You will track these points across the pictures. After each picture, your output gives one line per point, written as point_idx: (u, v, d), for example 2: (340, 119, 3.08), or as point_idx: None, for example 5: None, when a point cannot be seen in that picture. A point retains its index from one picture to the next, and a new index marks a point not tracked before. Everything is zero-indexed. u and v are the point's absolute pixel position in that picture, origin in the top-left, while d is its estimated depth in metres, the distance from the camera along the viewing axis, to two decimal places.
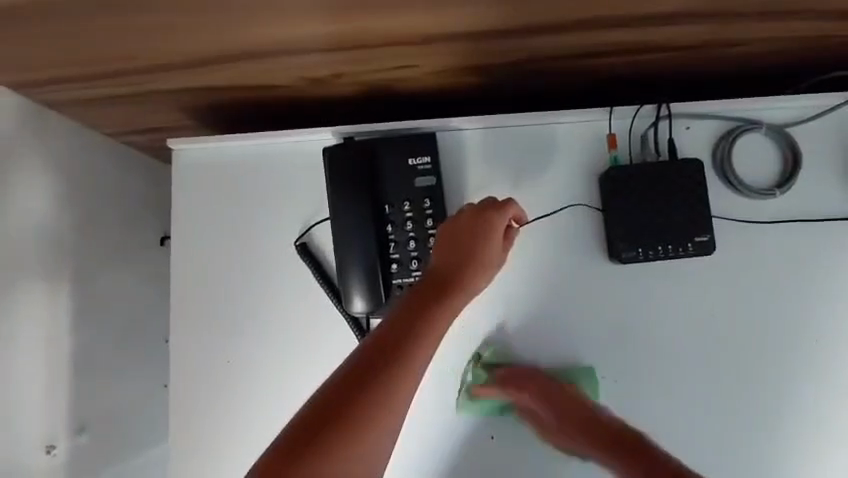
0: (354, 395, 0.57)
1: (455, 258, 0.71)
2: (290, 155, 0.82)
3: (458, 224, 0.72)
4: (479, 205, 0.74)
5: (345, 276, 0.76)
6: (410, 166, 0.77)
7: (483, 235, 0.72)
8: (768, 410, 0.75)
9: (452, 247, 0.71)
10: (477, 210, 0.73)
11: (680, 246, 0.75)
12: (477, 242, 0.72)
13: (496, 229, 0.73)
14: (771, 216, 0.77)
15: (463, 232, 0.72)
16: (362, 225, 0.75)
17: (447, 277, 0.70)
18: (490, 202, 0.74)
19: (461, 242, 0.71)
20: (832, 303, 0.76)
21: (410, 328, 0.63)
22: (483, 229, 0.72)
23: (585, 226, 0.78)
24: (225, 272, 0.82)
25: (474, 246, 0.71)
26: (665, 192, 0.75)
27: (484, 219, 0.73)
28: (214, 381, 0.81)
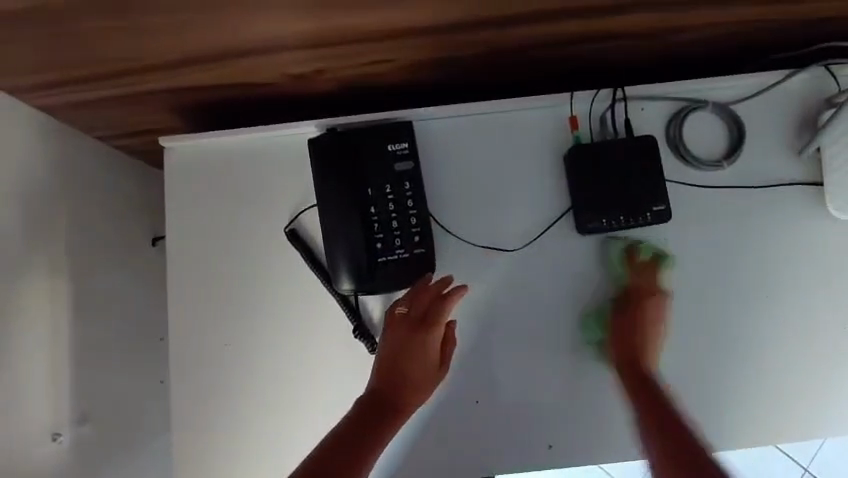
0: None
1: (394, 362, 0.76)
2: (277, 148, 0.87)
3: (397, 328, 0.78)
4: (414, 312, 0.78)
5: (333, 256, 0.81)
6: (389, 151, 0.82)
7: (422, 337, 0.77)
8: (725, 362, 0.83)
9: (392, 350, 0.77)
10: (413, 315, 0.78)
11: (640, 215, 0.81)
12: (417, 347, 0.77)
13: (432, 335, 0.78)
14: (721, 185, 0.85)
15: (402, 336, 0.77)
16: (347, 209, 0.81)
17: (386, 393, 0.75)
18: (429, 295, 0.78)
19: (400, 347, 0.77)
20: (777, 261, 0.84)
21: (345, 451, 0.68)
22: (420, 332, 0.77)
23: (553, 202, 0.85)
24: (219, 260, 0.87)
25: (414, 348, 0.77)
26: (624, 167, 0.82)
27: (418, 325, 0.78)
28: (212, 366, 0.86)
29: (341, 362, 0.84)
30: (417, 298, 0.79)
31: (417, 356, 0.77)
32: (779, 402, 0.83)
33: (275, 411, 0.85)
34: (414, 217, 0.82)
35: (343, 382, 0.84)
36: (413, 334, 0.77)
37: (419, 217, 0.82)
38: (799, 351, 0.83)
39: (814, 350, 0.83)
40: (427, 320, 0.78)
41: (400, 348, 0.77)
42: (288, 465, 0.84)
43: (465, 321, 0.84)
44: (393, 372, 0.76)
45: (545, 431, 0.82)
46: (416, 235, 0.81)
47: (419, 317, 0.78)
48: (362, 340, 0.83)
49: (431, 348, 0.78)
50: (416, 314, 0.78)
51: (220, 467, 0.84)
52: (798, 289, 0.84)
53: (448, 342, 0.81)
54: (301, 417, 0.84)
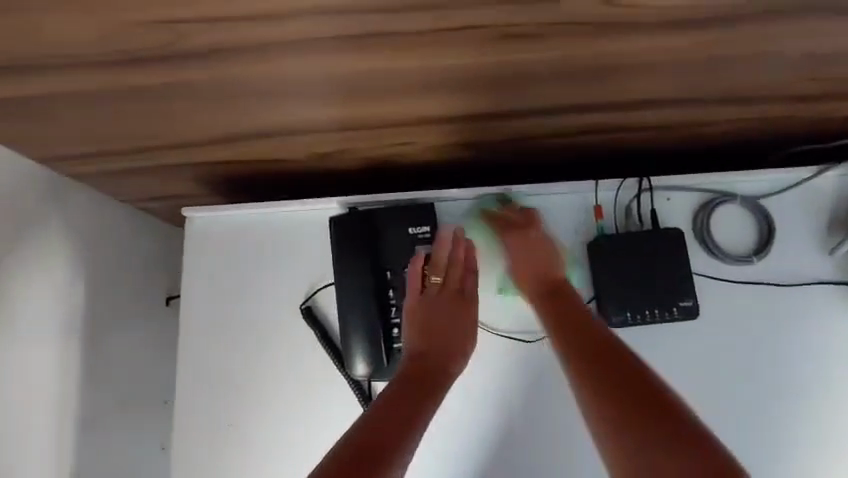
0: None
1: (424, 332, 0.74)
2: (298, 224, 0.87)
3: (430, 294, 0.77)
4: (447, 279, 0.78)
5: (348, 339, 0.79)
6: (410, 234, 0.81)
7: (452, 308, 0.77)
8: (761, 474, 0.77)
9: (422, 324, 0.75)
10: (446, 282, 0.78)
11: (666, 310, 0.79)
12: (451, 315, 0.76)
13: (462, 305, 0.77)
14: (751, 280, 0.82)
15: (435, 302, 0.76)
16: (365, 290, 0.80)
17: (424, 364, 0.72)
18: (457, 263, 0.78)
19: (432, 313, 0.75)
20: (812, 364, 0.80)
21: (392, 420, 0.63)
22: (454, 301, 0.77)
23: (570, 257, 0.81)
24: (230, 332, 0.85)
25: (446, 320, 0.75)
26: (650, 260, 0.80)
27: (449, 296, 0.77)
28: (215, 441, 0.83)
29: None
30: (446, 266, 0.78)
31: (452, 320, 0.76)
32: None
33: None
34: None
35: None
36: (444, 300, 0.76)
37: None
38: (842, 464, 0.77)
39: None
40: (459, 291, 0.77)
41: (430, 315, 0.75)
42: None
43: (481, 416, 0.79)
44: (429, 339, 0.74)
45: None
46: None
47: (453, 287, 0.78)
48: None
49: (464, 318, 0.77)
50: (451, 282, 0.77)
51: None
52: (838, 395, 0.79)
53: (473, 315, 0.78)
54: None
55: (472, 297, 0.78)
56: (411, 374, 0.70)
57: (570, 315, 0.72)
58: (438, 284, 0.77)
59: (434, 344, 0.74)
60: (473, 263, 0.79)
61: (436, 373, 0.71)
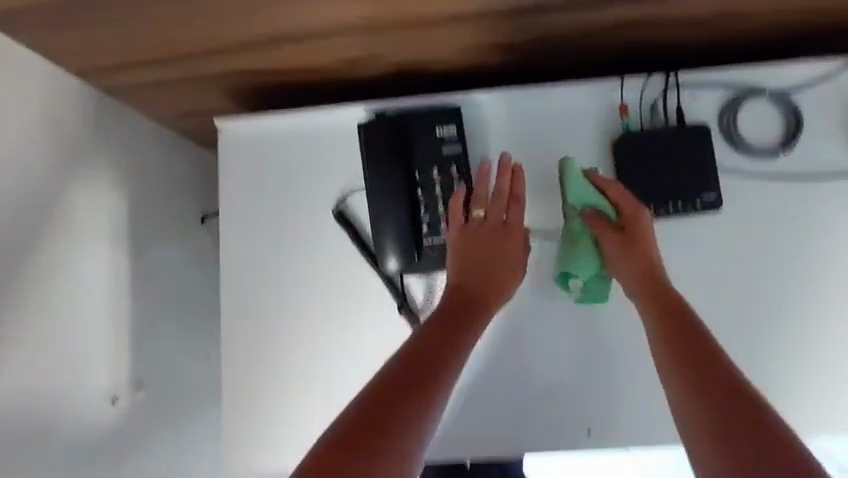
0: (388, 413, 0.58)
1: (467, 263, 0.77)
2: (328, 130, 0.89)
3: (474, 226, 0.79)
4: (489, 212, 0.80)
5: (381, 238, 0.82)
6: (437, 135, 0.83)
7: (496, 241, 0.79)
8: (785, 358, 0.79)
9: (466, 257, 0.77)
10: (488, 215, 0.80)
11: (688, 203, 0.81)
12: (493, 247, 0.78)
13: (504, 237, 0.79)
14: (777, 172, 0.83)
15: (477, 234, 0.79)
16: (395, 190, 0.82)
17: (465, 299, 0.75)
18: (499, 195, 0.81)
19: (474, 245, 0.78)
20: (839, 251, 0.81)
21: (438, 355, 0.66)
22: (496, 234, 0.79)
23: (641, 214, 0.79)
24: (268, 237, 0.89)
25: (489, 252, 0.78)
26: (673, 155, 0.81)
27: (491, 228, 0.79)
28: (259, 339, 0.87)
29: (385, 343, 0.85)
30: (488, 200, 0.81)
31: (493, 252, 0.78)
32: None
33: (319, 387, 0.85)
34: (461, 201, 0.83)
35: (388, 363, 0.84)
36: (486, 231, 0.79)
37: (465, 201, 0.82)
38: None
39: None
40: (501, 224, 0.80)
41: (474, 246, 0.78)
42: None
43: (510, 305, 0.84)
44: (471, 272, 0.77)
45: (586, 414, 0.82)
46: None
47: (497, 219, 0.80)
48: (405, 317, 0.84)
49: (505, 249, 0.79)
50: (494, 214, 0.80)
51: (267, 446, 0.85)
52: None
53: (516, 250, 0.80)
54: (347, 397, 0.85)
55: (517, 229, 0.80)
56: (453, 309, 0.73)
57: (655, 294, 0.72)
58: (482, 217, 0.80)
59: (476, 280, 0.77)
60: (516, 191, 0.81)
61: (476, 308, 0.74)
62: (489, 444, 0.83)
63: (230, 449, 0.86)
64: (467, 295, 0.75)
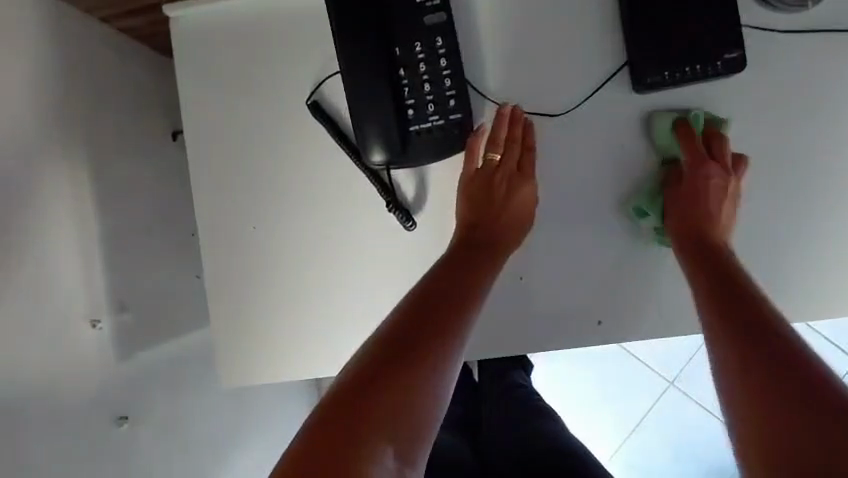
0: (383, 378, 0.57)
1: (473, 212, 0.73)
2: (292, 9, 0.77)
3: (480, 173, 0.73)
4: (498, 160, 0.73)
5: (362, 128, 0.72)
6: (418, 3, 0.71)
7: (508, 190, 0.72)
8: (808, 232, 0.74)
9: (469, 202, 0.73)
10: (497, 162, 0.73)
11: (708, 65, 0.71)
12: (500, 196, 0.72)
13: (517, 187, 0.73)
14: (808, 23, 0.73)
15: (484, 182, 0.73)
16: (372, 71, 0.71)
17: (471, 247, 0.71)
18: (508, 139, 0.73)
19: (479, 195, 0.73)
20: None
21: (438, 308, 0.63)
22: (507, 182, 0.73)
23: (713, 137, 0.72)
24: (235, 138, 0.79)
25: (500, 203, 0.72)
26: (690, 9, 0.70)
27: (499, 175, 0.73)
28: (238, 250, 0.80)
29: (379, 244, 0.78)
30: (497, 143, 0.73)
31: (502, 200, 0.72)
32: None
33: (308, 296, 0.80)
34: (449, 79, 0.72)
35: (381, 265, 0.78)
36: (493, 180, 0.73)
37: (454, 79, 0.72)
38: None
39: None
40: (513, 171, 0.73)
41: (479, 195, 0.73)
42: (333, 354, 0.80)
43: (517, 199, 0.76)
44: (477, 221, 0.72)
45: (597, 306, 0.76)
46: (452, 99, 0.72)
47: (509, 169, 0.73)
48: (397, 216, 0.76)
49: (517, 198, 0.73)
50: (504, 164, 0.73)
51: (264, 361, 0.81)
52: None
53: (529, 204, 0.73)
54: (343, 305, 0.79)
55: (531, 177, 0.73)
56: (459, 257, 0.69)
57: (706, 254, 0.68)
58: (496, 162, 0.73)
59: (482, 230, 0.72)
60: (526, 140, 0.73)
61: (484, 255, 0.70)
62: (495, 344, 0.77)
63: (226, 366, 0.81)
64: (472, 245, 0.71)
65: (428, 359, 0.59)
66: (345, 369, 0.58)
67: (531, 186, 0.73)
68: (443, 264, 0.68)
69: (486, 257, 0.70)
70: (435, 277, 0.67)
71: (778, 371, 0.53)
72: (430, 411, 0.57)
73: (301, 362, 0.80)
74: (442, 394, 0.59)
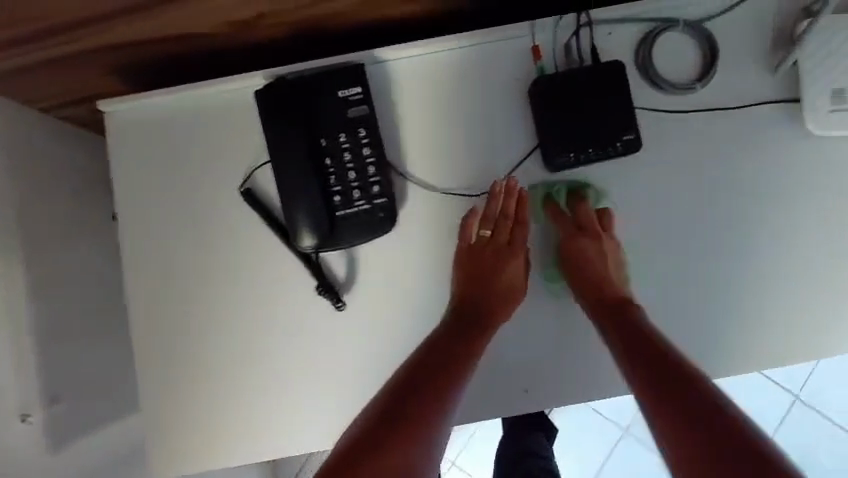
0: (364, 451, 0.62)
1: (467, 285, 0.78)
2: (226, 102, 0.81)
3: (477, 246, 0.79)
4: (491, 234, 0.79)
5: (292, 215, 0.76)
6: (342, 96, 0.76)
7: (500, 259, 0.78)
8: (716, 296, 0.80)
9: (464, 277, 0.78)
10: (490, 236, 0.79)
11: (608, 147, 0.78)
12: (491, 268, 0.78)
13: (511, 257, 0.79)
14: (696, 105, 0.81)
15: (480, 255, 0.79)
16: (299, 161, 0.75)
17: (466, 319, 0.76)
18: (503, 215, 0.79)
19: (473, 267, 0.78)
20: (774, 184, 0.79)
21: (418, 380, 0.69)
22: (500, 254, 0.79)
23: (604, 218, 0.79)
24: (169, 226, 0.81)
25: (492, 272, 0.78)
26: (589, 97, 0.78)
27: (494, 248, 0.79)
28: (174, 335, 0.81)
29: (313, 326, 0.80)
30: (492, 218, 0.79)
31: (497, 270, 0.78)
32: (776, 334, 0.79)
33: (244, 378, 0.81)
34: (373, 167, 0.76)
35: (315, 345, 0.80)
36: (486, 252, 0.78)
37: (378, 166, 0.76)
38: (784, 277, 0.80)
39: (799, 272, 0.80)
40: (504, 245, 0.79)
41: (472, 266, 0.78)
42: (270, 438, 0.81)
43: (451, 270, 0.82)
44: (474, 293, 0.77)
45: (522, 375, 0.80)
46: (376, 185, 0.76)
47: (500, 243, 0.79)
48: (327, 299, 0.79)
49: (511, 269, 0.79)
50: (497, 238, 0.79)
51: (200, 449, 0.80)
52: (794, 210, 0.80)
53: (518, 274, 0.79)
54: (279, 387, 0.80)
55: (521, 249, 0.80)
56: (452, 330, 0.75)
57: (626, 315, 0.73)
58: (488, 236, 0.79)
59: (477, 301, 0.77)
60: (521, 215, 0.80)
61: (475, 325, 0.75)
62: None
63: (161, 452, 0.81)
64: (466, 315, 0.76)
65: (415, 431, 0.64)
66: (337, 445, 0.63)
67: (523, 257, 0.79)
68: (438, 338, 0.74)
69: (478, 328, 0.75)
70: (425, 350, 0.72)
71: (671, 390, 0.62)
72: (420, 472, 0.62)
73: (237, 445, 0.81)
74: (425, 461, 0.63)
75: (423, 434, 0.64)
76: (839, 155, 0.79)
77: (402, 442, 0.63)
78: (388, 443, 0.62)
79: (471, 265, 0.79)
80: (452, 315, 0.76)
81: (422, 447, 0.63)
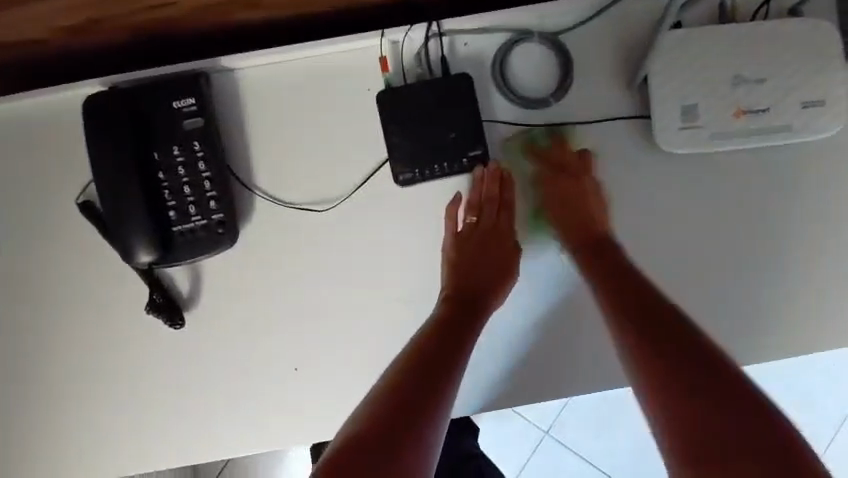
0: (376, 438, 0.60)
1: (457, 275, 0.77)
2: (64, 112, 0.79)
3: (466, 233, 0.78)
4: (475, 221, 0.78)
5: (124, 231, 0.73)
6: (175, 108, 0.74)
7: (489, 244, 0.78)
8: (554, 313, 0.79)
9: (454, 267, 0.77)
10: (475, 223, 0.78)
11: (454, 162, 0.76)
12: (480, 253, 0.77)
13: (500, 241, 0.79)
14: (548, 119, 0.79)
15: (470, 243, 0.77)
16: (125, 176, 0.72)
17: (462, 308, 0.75)
18: (490, 200, 0.78)
19: (464, 254, 0.78)
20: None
21: (420, 364, 0.68)
22: (490, 239, 0.78)
23: (507, 186, 0.78)
24: (11, 238, 0.80)
25: (484, 258, 0.77)
26: (435, 111, 0.76)
27: (484, 233, 0.78)
28: (21, 348, 0.80)
29: (154, 343, 0.79)
30: (478, 205, 0.78)
31: (488, 253, 0.78)
32: None
33: (88, 394, 0.79)
34: (209, 181, 0.75)
35: (160, 361, 0.79)
36: (476, 240, 0.78)
37: (214, 180, 0.75)
38: None
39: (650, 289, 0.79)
40: (493, 228, 0.79)
41: (463, 254, 0.78)
42: (115, 455, 0.79)
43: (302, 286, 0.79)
44: (465, 281, 0.76)
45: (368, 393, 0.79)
46: (213, 199, 0.75)
47: (490, 228, 0.78)
48: (161, 319, 0.78)
49: (502, 251, 0.78)
50: (485, 223, 0.78)
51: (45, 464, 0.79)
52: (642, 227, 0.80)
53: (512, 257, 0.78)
54: (124, 403, 0.79)
55: (509, 232, 0.79)
56: (447, 316, 0.74)
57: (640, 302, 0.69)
58: (474, 222, 0.78)
59: (470, 289, 0.76)
60: (508, 198, 0.78)
61: (469, 311, 0.75)
62: (279, 428, 0.79)
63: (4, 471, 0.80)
64: (461, 303, 0.75)
65: (420, 417, 0.63)
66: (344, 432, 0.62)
67: (512, 238, 0.79)
68: (434, 326, 0.73)
69: (472, 314, 0.75)
70: (422, 338, 0.71)
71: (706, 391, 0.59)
72: (429, 453, 0.62)
73: (81, 462, 0.79)
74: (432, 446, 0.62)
75: (431, 418, 0.63)
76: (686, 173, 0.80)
77: (413, 427, 0.62)
78: (396, 431, 0.61)
79: (457, 254, 0.78)
80: (447, 303, 0.75)
81: (429, 431, 0.63)
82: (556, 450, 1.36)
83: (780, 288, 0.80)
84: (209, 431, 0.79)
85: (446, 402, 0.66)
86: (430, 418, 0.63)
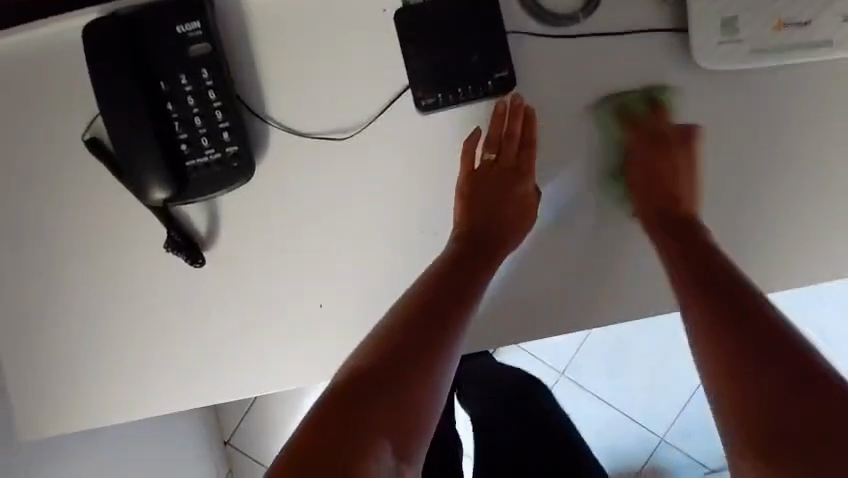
0: (370, 392, 0.59)
1: (470, 217, 0.74)
2: (64, 42, 0.74)
3: (481, 172, 0.76)
4: (493, 159, 0.76)
5: (134, 166, 0.69)
6: (179, 34, 0.70)
7: (505, 185, 0.76)
8: (580, 245, 0.76)
9: (467, 208, 0.75)
10: (492, 161, 0.76)
11: (479, 86, 0.73)
12: (494, 194, 0.75)
13: (515, 184, 0.76)
14: (577, 37, 0.74)
15: (485, 182, 0.75)
16: (132, 108, 0.68)
17: (469, 255, 0.72)
18: (508, 136, 0.74)
19: (477, 195, 0.75)
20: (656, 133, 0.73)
21: (421, 316, 0.66)
22: (505, 180, 0.76)
23: (529, 124, 0.74)
24: (19, 178, 0.77)
25: (498, 199, 0.75)
26: (457, 30, 0.71)
27: (499, 173, 0.75)
28: (37, 292, 0.78)
29: (175, 283, 0.77)
30: (497, 142, 0.75)
31: (501, 195, 0.75)
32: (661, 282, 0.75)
33: (109, 335, 0.78)
34: (220, 112, 0.71)
35: (181, 300, 0.77)
36: (492, 179, 0.75)
37: (226, 111, 0.71)
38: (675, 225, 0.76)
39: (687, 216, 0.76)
40: (510, 167, 0.76)
41: (477, 193, 0.75)
42: (140, 397, 0.79)
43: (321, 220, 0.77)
44: (477, 224, 0.74)
45: None
46: (226, 131, 0.71)
47: (507, 167, 0.76)
48: (181, 256, 0.75)
49: (516, 195, 0.76)
50: (503, 161, 0.75)
51: (69, 407, 0.79)
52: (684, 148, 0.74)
53: (527, 204, 0.75)
54: (147, 344, 0.78)
55: (527, 174, 0.75)
56: (454, 263, 0.71)
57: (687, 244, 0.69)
58: (492, 160, 0.76)
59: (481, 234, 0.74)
60: (528, 137, 0.74)
61: (478, 259, 0.72)
62: (306, 365, 0.78)
63: (28, 415, 0.79)
64: (471, 249, 0.73)
65: (418, 374, 0.62)
66: (338, 382, 0.61)
67: (528, 182, 0.75)
68: (439, 274, 0.70)
69: (479, 262, 0.72)
70: (426, 287, 0.69)
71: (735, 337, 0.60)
72: (426, 409, 0.61)
73: (105, 403, 0.79)
74: (428, 403, 0.62)
75: (427, 376, 0.62)
76: (726, 91, 0.75)
77: (408, 384, 0.61)
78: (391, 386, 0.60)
79: (471, 195, 0.75)
80: (456, 248, 0.73)
81: (423, 387, 0.62)
82: (573, 389, 1.37)
83: (829, 212, 0.75)
84: (234, 369, 0.78)
85: (445, 359, 0.64)
86: (427, 375, 0.62)
